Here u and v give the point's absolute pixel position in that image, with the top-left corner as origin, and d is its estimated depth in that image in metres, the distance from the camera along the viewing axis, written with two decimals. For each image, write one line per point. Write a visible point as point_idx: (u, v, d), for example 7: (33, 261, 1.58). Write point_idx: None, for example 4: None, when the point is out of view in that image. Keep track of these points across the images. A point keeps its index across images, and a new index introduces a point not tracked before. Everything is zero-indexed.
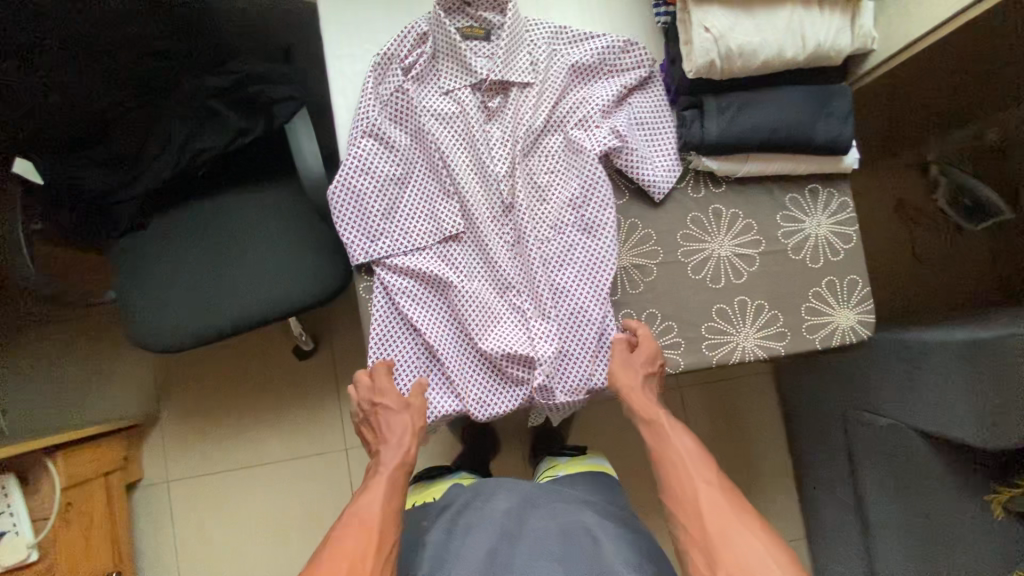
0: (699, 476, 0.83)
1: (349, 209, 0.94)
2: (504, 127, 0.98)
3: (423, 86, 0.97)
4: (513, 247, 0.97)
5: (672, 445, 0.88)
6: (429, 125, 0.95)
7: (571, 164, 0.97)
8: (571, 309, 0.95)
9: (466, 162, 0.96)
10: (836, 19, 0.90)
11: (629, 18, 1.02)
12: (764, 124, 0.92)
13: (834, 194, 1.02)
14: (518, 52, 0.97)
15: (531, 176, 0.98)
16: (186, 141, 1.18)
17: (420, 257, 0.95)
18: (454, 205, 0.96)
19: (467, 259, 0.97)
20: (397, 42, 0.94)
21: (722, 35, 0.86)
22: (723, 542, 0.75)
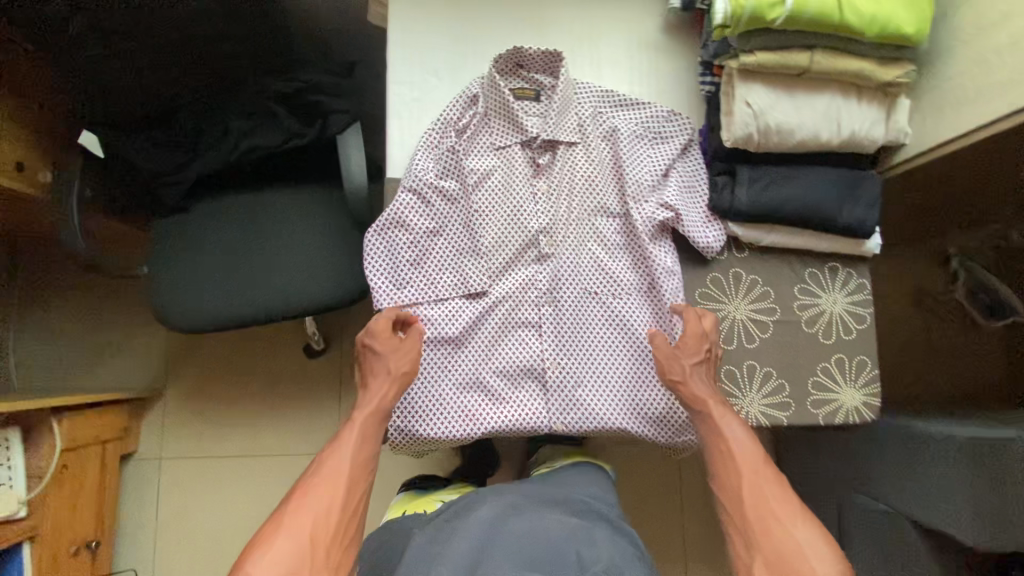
0: (748, 469, 0.81)
1: (384, 258, 0.97)
2: (546, 189, 1.02)
3: (473, 144, 1.02)
4: (544, 304, 0.99)
5: (720, 437, 0.85)
6: (472, 182, 1.00)
7: (615, 231, 1.02)
8: (592, 376, 0.98)
9: (505, 219, 1.00)
10: (874, 110, 0.94)
11: (676, 84, 1.07)
12: (793, 200, 0.96)
13: (852, 275, 1.05)
14: (568, 113, 1.03)
15: (569, 239, 1.01)
16: (240, 138, 1.25)
17: (445, 309, 0.97)
18: (487, 260, 0.99)
19: (494, 315, 0.98)
20: (453, 105, 0.99)
21: (762, 112, 0.91)
22: (765, 534, 0.76)
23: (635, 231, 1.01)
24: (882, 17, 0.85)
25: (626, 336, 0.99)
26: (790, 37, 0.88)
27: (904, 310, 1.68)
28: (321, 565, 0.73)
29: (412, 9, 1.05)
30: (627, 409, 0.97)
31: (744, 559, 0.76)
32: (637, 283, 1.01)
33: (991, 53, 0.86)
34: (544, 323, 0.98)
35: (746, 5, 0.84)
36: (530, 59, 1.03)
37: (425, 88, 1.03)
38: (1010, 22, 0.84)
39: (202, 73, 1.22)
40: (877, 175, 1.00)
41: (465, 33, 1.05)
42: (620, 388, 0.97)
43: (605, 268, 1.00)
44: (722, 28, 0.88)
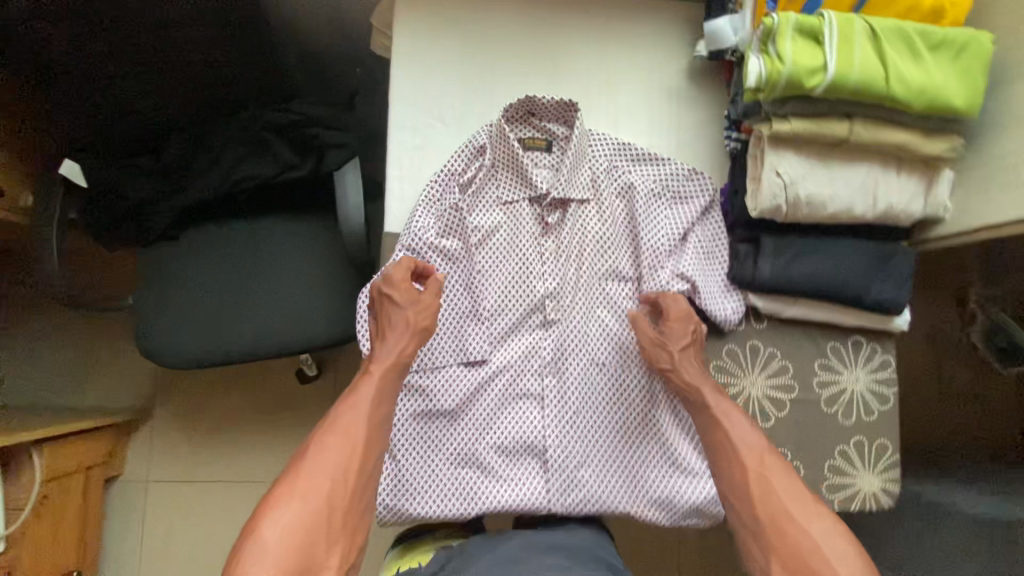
0: (756, 468, 0.76)
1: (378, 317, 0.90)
2: (555, 248, 0.96)
3: (478, 199, 0.95)
4: (546, 373, 0.92)
5: (723, 428, 0.81)
6: (476, 240, 0.94)
7: (625, 297, 0.95)
8: (594, 452, 0.92)
9: (509, 280, 0.94)
10: (914, 184, 0.86)
11: (698, 136, 1.00)
12: (820, 275, 0.90)
13: (877, 351, 0.98)
14: (581, 168, 0.95)
15: (577, 304, 0.94)
16: (233, 167, 1.17)
17: (440, 377, 0.90)
18: (488, 325, 0.92)
19: (494, 384, 0.92)
20: (455, 157, 0.92)
21: (793, 183, 0.84)
22: (779, 535, 0.72)
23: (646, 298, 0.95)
24: (930, 89, 0.77)
25: (633, 411, 0.93)
26: (828, 105, 0.80)
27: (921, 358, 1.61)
28: (336, 528, 0.71)
29: (419, 48, 0.97)
30: (629, 489, 0.91)
31: (759, 561, 0.72)
32: (647, 353, 0.94)
33: None
34: (546, 395, 0.92)
35: (783, 70, 0.77)
36: (542, 108, 0.95)
37: (429, 135, 0.96)
38: None
39: (190, 98, 1.14)
40: (913, 249, 0.93)
41: (475, 74, 0.98)
42: (624, 468, 0.92)
43: (613, 336, 0.94)
44: (754, 92, 0.81)
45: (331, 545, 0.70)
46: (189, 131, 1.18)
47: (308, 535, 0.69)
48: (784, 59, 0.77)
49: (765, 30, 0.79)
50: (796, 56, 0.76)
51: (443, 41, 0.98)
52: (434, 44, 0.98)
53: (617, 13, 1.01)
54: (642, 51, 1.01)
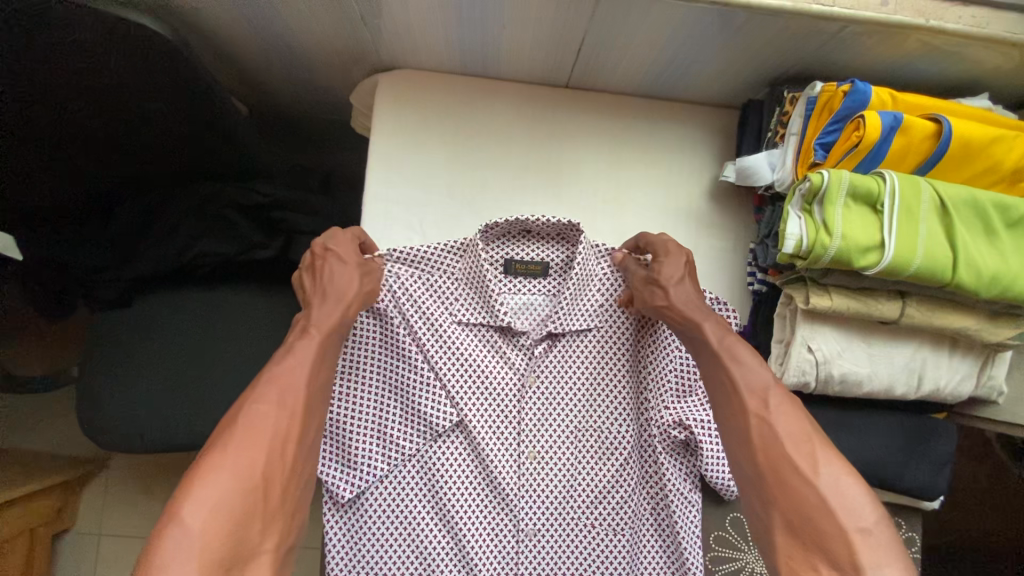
0: (763, 411, 0.59)
1: (333, 468, 0.75)
2: (535, 383, 0.81)
3: (454, 317, 0.79)
4: (516, 535, 0.78)
5: (724, 369, 0.63)
6: (438, 374, 0.78)
7: (622, 450, 0.79)
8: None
9: (480, 426, 0.78)
10: (966, 364, 0.74)
11: (719, 264, 0.86)
12: (845, 455, 0.77)
13: (902, 525, 0.86)
14: (580, 294, 0.80)
15: (561, 455, 0.80)
16: (189, 242, 0.99)
17: (391, 524, 0.77)
18: (454, 477, 0.78)
19: (461, 550, 0.77)
20: (428, 262, 0.78)
21: (827, 360, 0.71)
22: (781, 487, 0.55)
23: (649, 449, 0.79)
24: (1005, 276, 0.64)
25: None
26: (875, 282, 0.67)
27: None
28: (272, 506, 0.54)
29: (395, 150, 0.84)
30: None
31: (759, 515, 0.56)
32: (644, 515, 0.80)
33: None
34: (523, 562, 0.78)
35: (830, 244, 0.63)
36: (538, 226, 0.78)
37: None
38: None
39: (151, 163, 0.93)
40: (953, 426, 0.80)
41: (467, 183, 0.85)
42: None
43: (607, 495, 0.79)
44: (791, 257, 0.67)
45: (266, 526, 0.53)
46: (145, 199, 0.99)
47: (241, 515, 0.51)
48: (832, 231, 0.63)
49: (811, 188, 0.65)
50: (847, 229, 0.63)
51: (426, 143, 0.85)
52: (411, 145, 0.85)
53: (632, 115, 0.87)
54: (659, 160, 0.87)
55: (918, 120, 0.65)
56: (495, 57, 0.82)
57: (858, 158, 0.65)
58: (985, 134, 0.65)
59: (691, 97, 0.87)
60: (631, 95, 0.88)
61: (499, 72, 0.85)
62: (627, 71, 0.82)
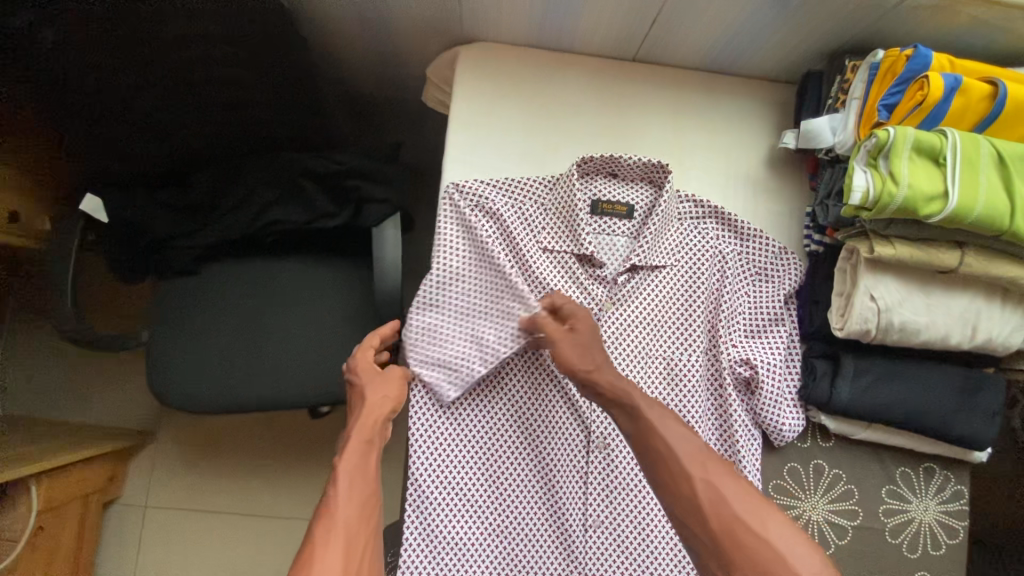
0: (699, 471, 0.64)
1: (422, 371, 0.83)
2: (613, 311, 0.89)
3: (540, 243, 0.88)
4: (586, 443, 0.86)
5: (657, 438, 0.68)
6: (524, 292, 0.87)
7: (688, 371, 0.87)
8: (639, 544, 0.85)
9: None
10: (1017, 316, 0.78)
11: (775, 227, 0.92)
12: (901, 404, 0.82)
13: (949, 479, 0.91)
14: (661, 236, 0.89)
15: (633, 372, 0.88)
16: (263, 209, 1.06)
17: (475, 422, 0.85)
18: (534, 388, 0.86)
19: (535, 453, 0.85)
20: (521, 191, 0.88)
21: (888, 309, 0.76)
22: (736, 547, 0.60)
23: (714, 374, 0.87)
24: None
25: None
26: (937, 233, 0.72)
27: None
28: None
29: (475, 118, 0.90)
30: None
31: None
32: (710, 441, 0.87)
33: None
34: (592, 471, 0.86)
35: (896, 193, 0.69)
36: (625, 168, 0.87)
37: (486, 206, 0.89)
38: None
39: (235, 132, 1.02)
40: (1002, 380, 0.85)
41: (540, 149, 0.91)
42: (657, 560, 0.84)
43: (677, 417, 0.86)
44: (857, 208, 0.72)
45: None
46: (223, 166, 1.05)
47: None
48: (899, 181, 0.69)
49: (878, 144, 0.71)
50: (913, 180, 0.68)
51: (503, 111, 0.90)
52: (493, 114, 0.90)
53: (695, 88, 0.93)
54: (720, 130, 0.93)
55: (976, 82, 0.70)
56: (571, 29, 0.87)
57: (922, 116, 0.71)
58: None
59: (750, 72, 0.93)
60: (694, 69, 0.94)
61: (573, 45, 0.91)
62: (694, 45, 0.88)
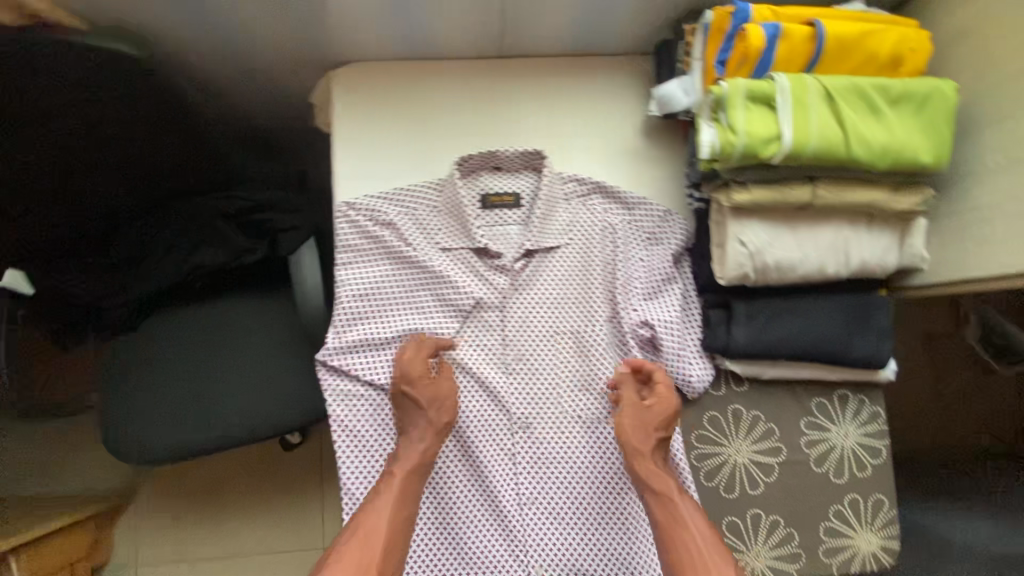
0: (711, 574, 0.71)
1: (338, 383, 0.87)
2: (517, 297, 0.92)
3: (435, 243, 0.91)
4: (509, 428, 0.90)
5: (682, 529, 0.76)
6: (429, 295, 0.90)
7: (595, 343, 0.91)
8: (573, 511, 0.90)
9: (470, 335, 0.91)
10: (885, 237, 0.82)
11: (660, 190, 0.95)
12: (795, 338, 0.86)
13: (864, 402, 0.95)
14: (550, 219, 0.93)
15: (543, 354, 0.91)
16: (189, 253, 1.08)
17: (400, 425, 0.88)
18: (452, 385, 0.90)
19: (462, 443, 0.89)
20: (411, 198, 0.91)
21: (759, 251, 0.80)
22: None
23: (620, 341, 0.91)
24: (894, 146, 0.73)
25: (600, 466, 0.90)
26: (784, 172, 0.76)
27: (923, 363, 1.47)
28: None
29: (355, 133, 0.93)
30: (614, 548, 0.90)
31: None
32: None
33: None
34: (519, 452, 0.90)
35: (736, 142, 0.73)
36: (506, 160, 0.91)
37: None
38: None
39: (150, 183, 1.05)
40: (892, 300, 0.88)
41: (424, 151, 0.94)
42: (591, 525, 0.89)
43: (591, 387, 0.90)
44: (709, 162, 0.76)
45: None
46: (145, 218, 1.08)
47: None
48: (736, 130, 0.73)
49: (715, 99, 0.75)
50: (749, 127, 0.72)
51: (381, 122, 0.94)
52: (373, 127, 0.93)
53: (564, 72, 0.97)
54: (594, 108, 0.97)
55: (795, 25, 0.75)
56: (429, 34, 0.90)
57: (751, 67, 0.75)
58: (856, 30, 0.75)
59: (613, 47, 0.96)
60: (560, 54, 0.97)
61: (437, 51, 0.95)
62: (551, 30, 0.91)
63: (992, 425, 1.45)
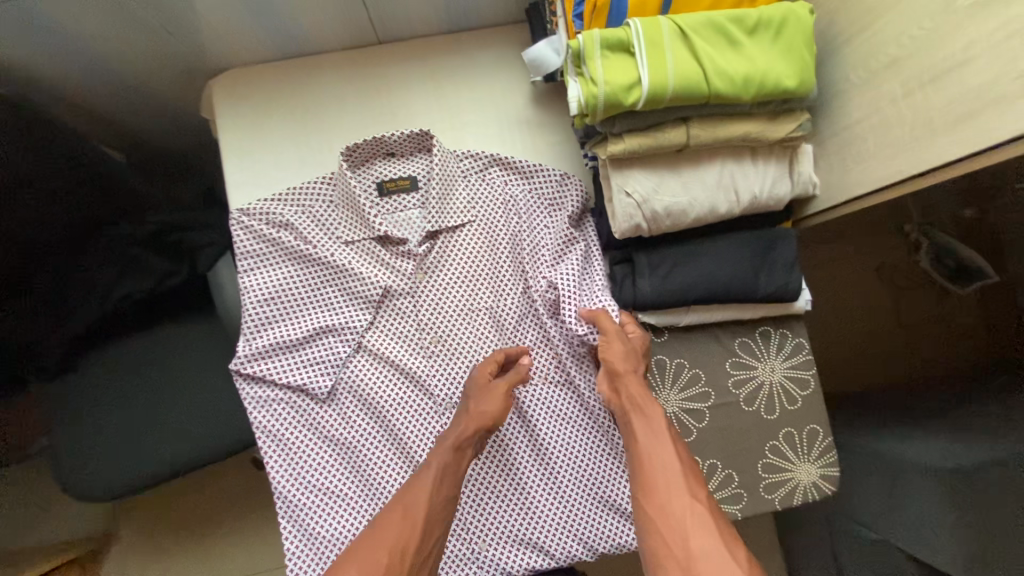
0: (690, 497, 0.70)
1: (257, 390, 0.87)
2: (427, 280, 0.92)
3: (335, 238, 0.90)
4: (436, 411, 0.90)
5: (663, 456, 0.75)
6: (337, 291, 0.90)
7: (508, 316, 0.91)
8: (511, 484, 0.90)
9: (385, 325, 0.91)
10: (772, 167, 0.82)
11: (556, 154, 0.96)
12: (701, 281, 0.85)
13: (787, 335, 0.95)
14: (449, 198, 0.92)
15: (460, 334, 0.91)
16: (109, 288, 1.04)
17: (325, 423, 0.88)
18: (372, 377, 0.89)
19: (389, 433, 0.89)
20: (304, 195, 0.89)
21: (646, 199, 0.79)
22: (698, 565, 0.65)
23: (533, 309, 0.91)
24: (757, 74, 0.73)
25: (531, 436, 0.91)
26: (655, 116, 0.76)
27: (869, 292, 1.47)
28: None
29: (244, 139, 0.93)
30: (557, 517, 0.89)
31: None
32: (548, 371, 0.91)
33: (886, 103, 0.71)
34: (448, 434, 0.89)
35: (599, 92, 0.72)
36: (396, 146, 0.91)
37: None
38: (879, 45, 0.70)
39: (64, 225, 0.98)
40: (794, 230, 0.89)
41: (314, 148, 0.94)
42: (532, 494, 0.90)
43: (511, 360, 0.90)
44: (581, 117, 0.76)
45: None
46: (64, 256, 1.01)
47: None
48: (597, 81, 0.72)
49: (574, 53, 0.74)
50: (608, 75, 0.72)
51: (269, 127, 0.94)
52: (262, 129, 0.93)
53: (446, 50, 0.97)
54: (480, 82, 0.96)
55: None
56: (300, 28, 0.89)
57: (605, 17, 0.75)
58: None
59: (491, 20, 0.96)
60: (437, 33, 0.97)
61: (316, 47, 0.95)
62: (420, 9, 0.90)
63: (951, 345, 1.44)
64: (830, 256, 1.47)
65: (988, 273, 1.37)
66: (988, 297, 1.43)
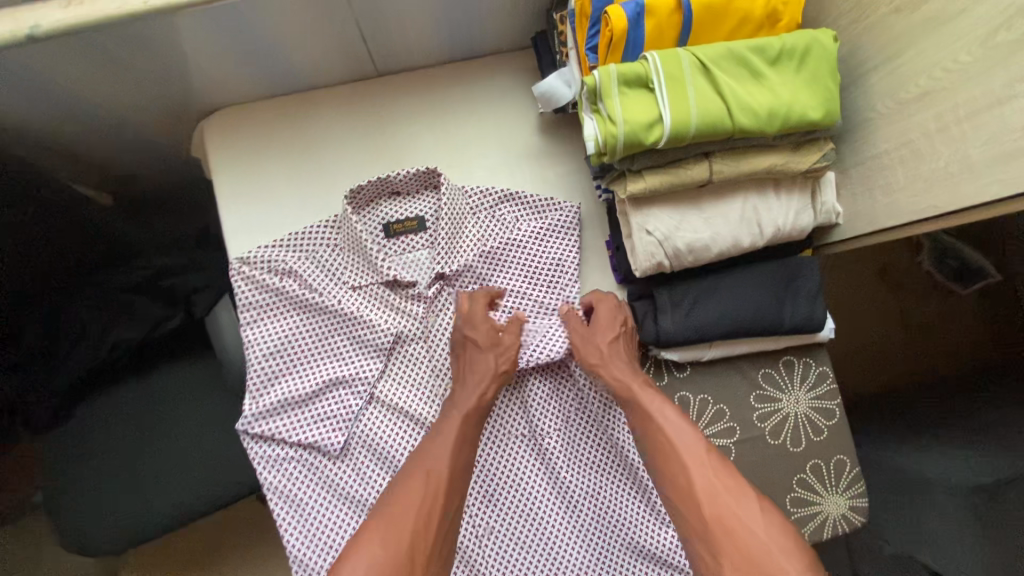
0: (694, 460, 0.70)
1: (265, 448, 0.83)
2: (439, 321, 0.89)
3: (342, 286, 0.86)
4: None
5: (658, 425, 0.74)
6: (347, 341, 0.86)
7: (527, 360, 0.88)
8: (536, 532, 0.86)
9: (397, 373, 0.87)
10: (795, 198, 0.79)
11: (568, 185, 0.92)
12: (724, 316, 0.83)
13: (811, 365, 0.92)
14: (459, 238, 0.88)
15: None
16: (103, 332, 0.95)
17: (339, 479, 0.84)
18: (388, 429, 0.85)
19: None
20: (305, 242, 0.85)
21: (667, 236, 0.76)
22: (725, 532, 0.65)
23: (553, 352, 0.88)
24: (782, 108, 0.70)
25: (554, 485, 0.88)
26: (676, 153, 0.73)
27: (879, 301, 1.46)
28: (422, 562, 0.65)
29: (240, 181, 0.88)
30: (585, 565, 0.86)
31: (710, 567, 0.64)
32: (569, 417, 0.89)
33: (916, 135, 0.68)
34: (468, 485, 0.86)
35: (617, 132, 0.69)
36: (401, 185, 0.87)
37: None
38: (908, 76, 0.67)
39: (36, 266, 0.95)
40: (817, 259, 0.86)
41: (315, 188, 0.90)
42: (558, 544, 0.86)
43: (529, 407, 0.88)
44: (599, 155, 0.72)
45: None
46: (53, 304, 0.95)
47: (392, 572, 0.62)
48: (615, 120, 0.69)
49: (590, 89, 0.71)
50: (627, 113, 0.68)
51: (266, 167, 0.89)
52: (258, 171, 0.89)
53: (448, 79, 0.93)
54: (486, 112, 0.92)
55: None
56: (293, 63, 0.85)
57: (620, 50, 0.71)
58: None
59: (494, 47, 0.92)
60: (437, 63, 0.93)
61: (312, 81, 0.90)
62: (419, 39, 0.86)
63: (962, 353, 1.43)
64: (838, 266, 1.45)
65: (991, 274, 1.36)
66: (994, 302, 1.42)
